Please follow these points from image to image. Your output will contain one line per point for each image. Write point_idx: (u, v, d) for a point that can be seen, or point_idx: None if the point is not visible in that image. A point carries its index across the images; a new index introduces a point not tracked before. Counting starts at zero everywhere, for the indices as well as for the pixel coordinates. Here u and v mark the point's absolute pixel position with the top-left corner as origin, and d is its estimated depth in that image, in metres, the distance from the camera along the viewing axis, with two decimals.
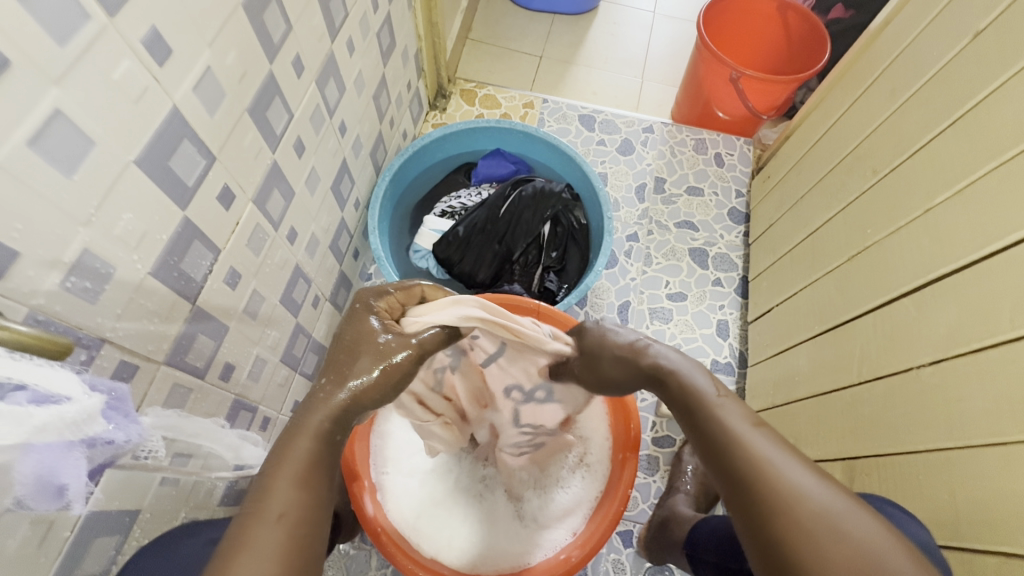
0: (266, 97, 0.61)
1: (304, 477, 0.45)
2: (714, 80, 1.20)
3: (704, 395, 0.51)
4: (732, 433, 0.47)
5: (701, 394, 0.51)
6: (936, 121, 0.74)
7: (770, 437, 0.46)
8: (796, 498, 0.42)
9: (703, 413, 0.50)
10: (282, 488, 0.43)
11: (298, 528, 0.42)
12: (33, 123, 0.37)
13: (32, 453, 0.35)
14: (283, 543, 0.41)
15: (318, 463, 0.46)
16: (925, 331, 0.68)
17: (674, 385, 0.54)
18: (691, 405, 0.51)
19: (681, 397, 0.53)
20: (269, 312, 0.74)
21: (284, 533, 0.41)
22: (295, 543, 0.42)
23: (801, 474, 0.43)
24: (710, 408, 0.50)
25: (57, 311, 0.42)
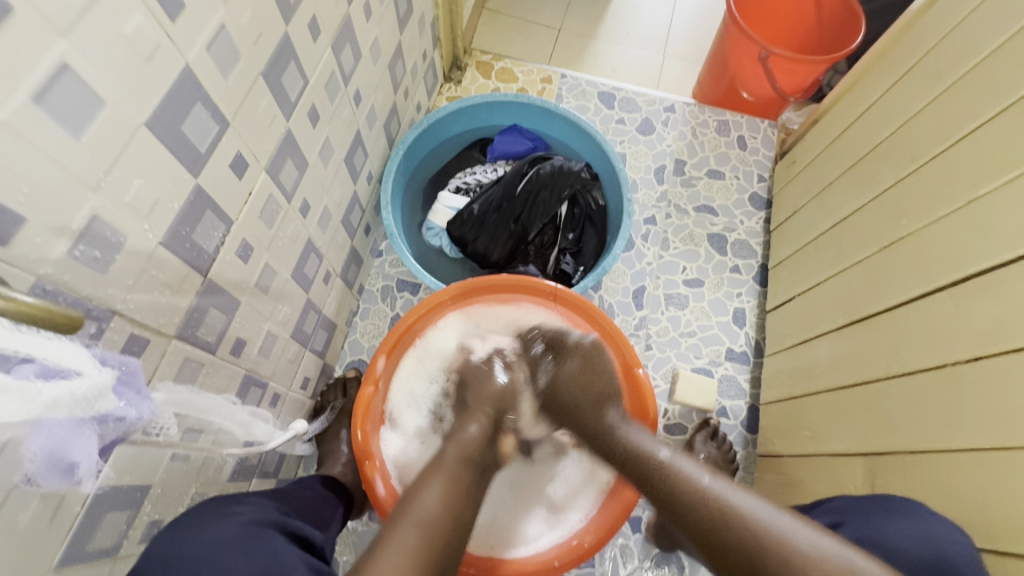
0: (281, 61, 0.58)
1: (448, 485, 0.59)
2: (741, 59, 1.15)
3: (659, 456, 0.62)
4: (688, 478, 0.57)
5: (652, 453, 0.63)
6: (984, 108, 0.70)
7: (726, 482, 0.56)
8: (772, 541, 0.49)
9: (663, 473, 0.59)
10: (429, 497, 0.57)
11: (430, 534, 0.53)
12: (39, 78, 0.34)
13: (43, 428, 0.34)
14: (416, 546, 0.51)
15: (457, 477, 0.60)
16: (962, 329, 0.65)
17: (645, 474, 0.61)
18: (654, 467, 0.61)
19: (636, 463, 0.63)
20: (281, 287, 0.72)
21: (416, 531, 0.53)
22: (426, 548, 0.52)
23: (764, 515, 0.52)
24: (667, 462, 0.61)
25: (65, 280, 0.40)
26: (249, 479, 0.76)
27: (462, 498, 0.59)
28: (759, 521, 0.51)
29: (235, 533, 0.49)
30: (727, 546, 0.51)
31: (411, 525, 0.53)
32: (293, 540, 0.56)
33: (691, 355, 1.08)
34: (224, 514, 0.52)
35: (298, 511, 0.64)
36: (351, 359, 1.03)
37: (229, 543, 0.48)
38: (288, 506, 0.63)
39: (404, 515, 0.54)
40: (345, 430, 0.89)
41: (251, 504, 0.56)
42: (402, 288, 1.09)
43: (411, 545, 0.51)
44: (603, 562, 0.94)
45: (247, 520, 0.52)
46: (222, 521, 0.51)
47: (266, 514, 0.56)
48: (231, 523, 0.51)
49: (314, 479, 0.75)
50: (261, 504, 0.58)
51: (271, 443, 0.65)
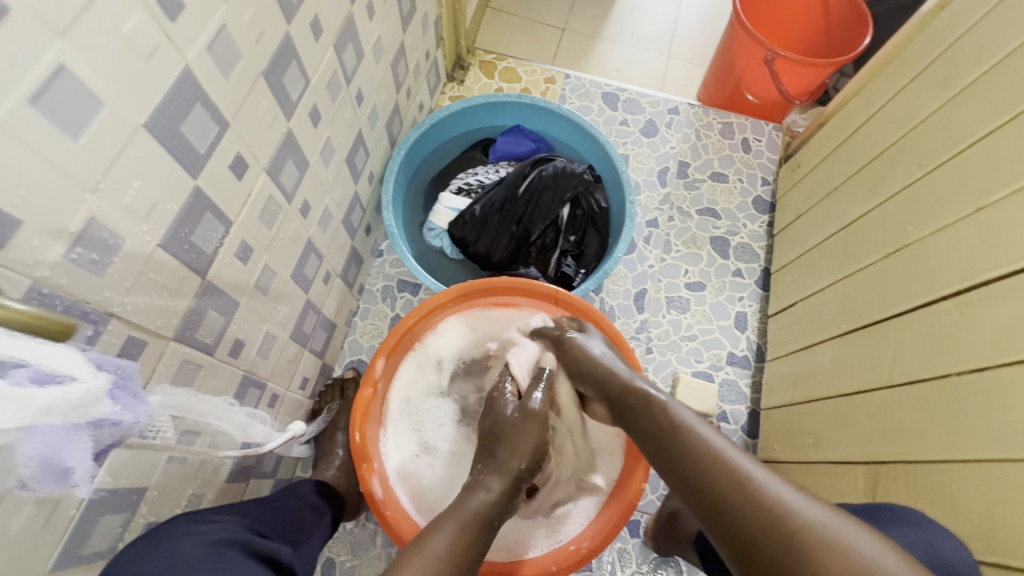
0: (283, 60, 0.58)
1: (460, 537, 0.55)
2: (747, 61, 1.14)
3: (683, 420, 0.57)
4: (703, 438, 0.54)
5: (680, 417, 0.57)
6: (996, 113, 0.69)
7: (743, 454, 0.51)
8: (786, 515, 0.44)
9: (685, 436, 0.55)
10: (436, 558, 0.52)
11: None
12: (36, 80, 0.33)
13: (36, 434, 0.33)
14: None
15: (472, 533, 0.55)
16: (973, 338, 0.64)
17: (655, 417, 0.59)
18: (671, 428, 0.57)
19: (662, 420, 0.58)
20: (280, 287, 0.72)
21: None
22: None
23: (780, 489, 0.46)
24: (689, 429, 0.55)
25: (62, 284, 0.39)
26: (247, 480, 0.76)
27: (476, 550, 0.55)
28: (773, 496, 0.46)
29: (193, 556, 0.49)
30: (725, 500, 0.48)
31: None
32: (260, 558, 0.55)
33: (692, 359, 1.08)
34: (186, 534, 0.51)
35: (273, 525, 0.63)
36: (351, 359, 1.03)
37: (186, 568, 0.47)
38: (263, 520, 0.62)
39: (409, 572, 0.51)
40: (342, 431, 0.90)
41: (219, 521, 0.55)
42: (402, 289, 1.09)
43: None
44: (601, 566, 0.94)
45: (208, 541, 0.51)
46: (182, 543, 0.50)
47: (234, 532, 0.55)
48: (189, 544, 0.50)
49: (308, 484, 0.76)
50: (232, 520, 0.57)
51: (269, 445, 0.66)
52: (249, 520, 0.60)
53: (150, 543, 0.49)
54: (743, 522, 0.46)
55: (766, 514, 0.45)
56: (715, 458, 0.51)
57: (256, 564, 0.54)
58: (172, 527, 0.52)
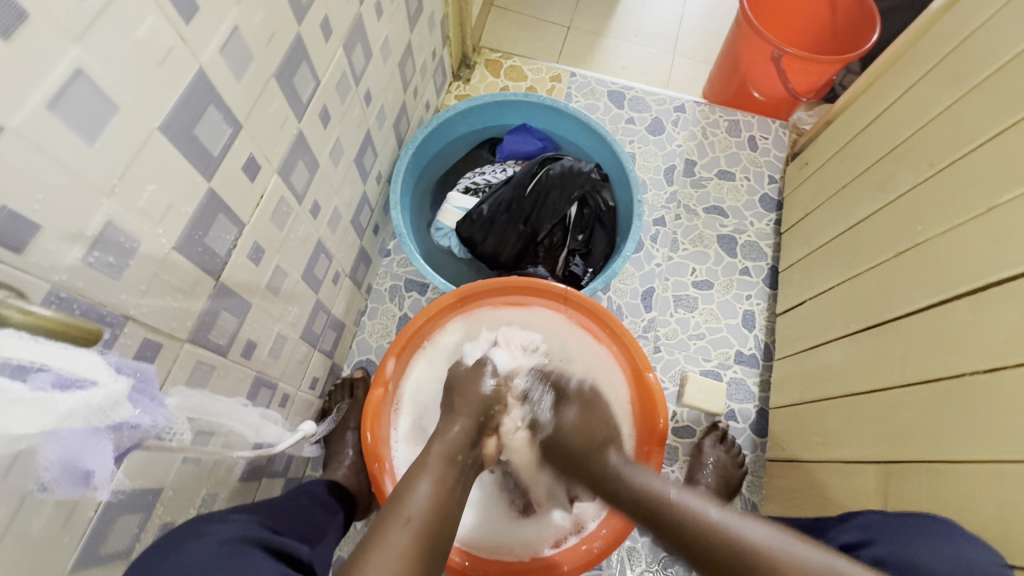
0: (293, 62, 0.57)
1: (439, 486, 0.57)
2: (753, 58, 1.13)
3: (661, 494, 0.60)
4: (690, 509, 0.57)
5: (661, 492, 0.60)
6: (1006, 112, 0.69)
7: (728, 512, 0.56)
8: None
9: (669, 516, 0.57)
10: (418, 499, 0.55)
11: (419, 536, 0.52)
12: (53, 84, 0.33)
13: (57, 438, 0.33)
14: (409, 547, 0.50)
15: (446, 479, 0.58)
16: (984, 336, 0.64)
17: (634, 498, 0.62)
18: (655, 504, 0.59)
19: (642, 504, 0.60)
20: (291, 288, 0.72)
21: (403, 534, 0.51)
22: (416, 549, 0.51)
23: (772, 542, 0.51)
24: (675, 502, 0.58)
25: (79, 286, 0.39)
26: (258, 480, 0.76)
27: (455, 493, 0.58)
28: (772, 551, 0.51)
29: (206, 554, 0.49)
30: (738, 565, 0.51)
31: (404, 528, 0.52)
32: (276, 555, 0.55)
33: (700, 358, 1.08)
34: (200, 534, 0.51)
35: (287, 523, 0.63)
36: (359, 359, 1.03)
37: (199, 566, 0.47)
38: (277, 519, 0.62)
39: (392, 515, 0.53)
40: (352, 431, 0.90)
41: (233, 521, 0.56)
42: (410, 288, 1.09)
43: (403, 548, 0.50)
44: (610, 565, 0.94)
45: (222, 539, 0.51)
46: (195, 542, 0.50)
47: (248, 530, 0.55)
48: (202, 543, 0.50)
49: (319, 485, 0.76)
50: (245, 519, 0.57)
51: (280, 446, 0.66)
52: (262, 518, 0.60)
53: (162, 548, 0.49)
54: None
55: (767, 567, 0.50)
56: (708, 529, 0.54)
57: (274, 559, 0.54)
58: (187, 529, 0.52)
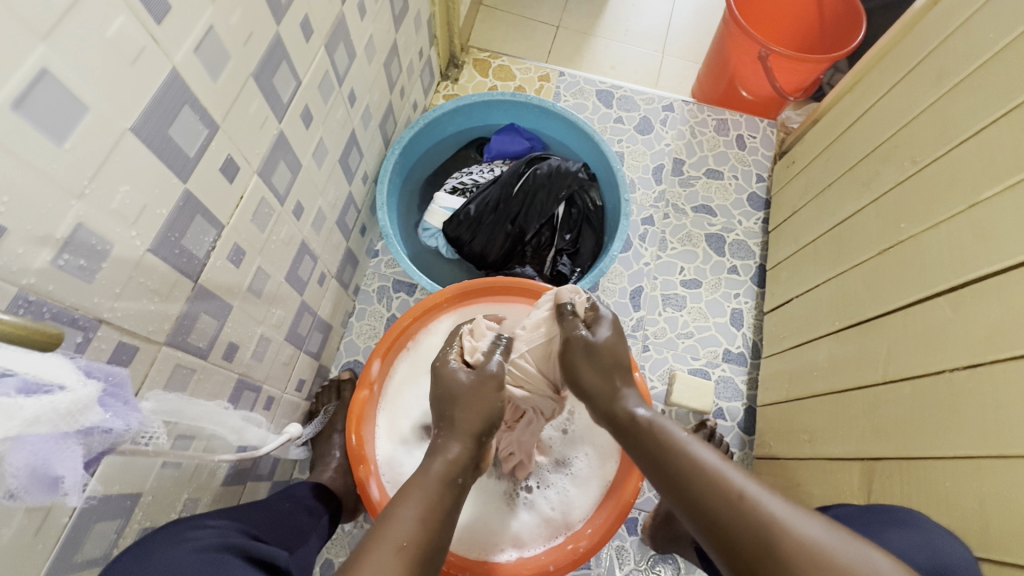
0: (273, 61, 0.57)
1: (428, 504, 0.53)
2: (741, 57, 1.14)
3: (675, 435, 0.56)
4: (699, 458, 0.52)
5: (676, 435, 0.56)
6: (989, 108, 0.69)
7: (738, 468, 0.51)
8: (782, 536, 0.44)
9: (676, 454, 0.54)
10: (407, 521, 0.51)
11: (409, 562, 0.48)
12: (18, 84, 0.33)
13: (26, 444, 0.33)
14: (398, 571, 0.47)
15: (436, 498, 0.54)
16: (967, 332, 0.64)
17: (650, 436, 0.58)
18: (664, 445, 0.56)
19: (652, 440, 0.57)
20: (274, 290, 0.72)
21: (397, 558, 0.47)
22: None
23: (773, 503, 0.47)
24: (684, 448, 0.54)
25: (50, 291, 0.39)
26: (243, 483, 0.76)
27: (444, 513, 0.54)
28: (767, 511, 0.46)
29: (186, 561, 0.48)
30: (732, 523, 0.47)
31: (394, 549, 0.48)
32: (255, 563, 0.55)
33: (689, 357, 1.08)
34: (177, 541, 0.51)
35: (269, 529, 0.63)
36: (347, 360, 1.03)
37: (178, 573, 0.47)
38: (259, 525, 0.62)
39: (381, 538, 0.49)
40: (338, 433, 0.89)
41: (213, 526, 0.55)
42: (398, 289, 1.09)
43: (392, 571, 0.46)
44: (598, 564, 0.94)
45: (202, 547, 0.51)
46: (173, 550, 0.49)
47: (227, 537, 0.55)
48: (183, 550, 0.50)
49: (304, 487, 0.76)
50: (226, 526, 0.57)
51: (264, 449, 0.66)
52: (245, 525, 0.60)
53: (140, 554, 0.48)
54: (739, 538, 0.46)
55: (756, 525, 0.46)
56: (709, 476, 0.50)
57: (253, 568, 0.53)
58: (167, 534, 0.51)
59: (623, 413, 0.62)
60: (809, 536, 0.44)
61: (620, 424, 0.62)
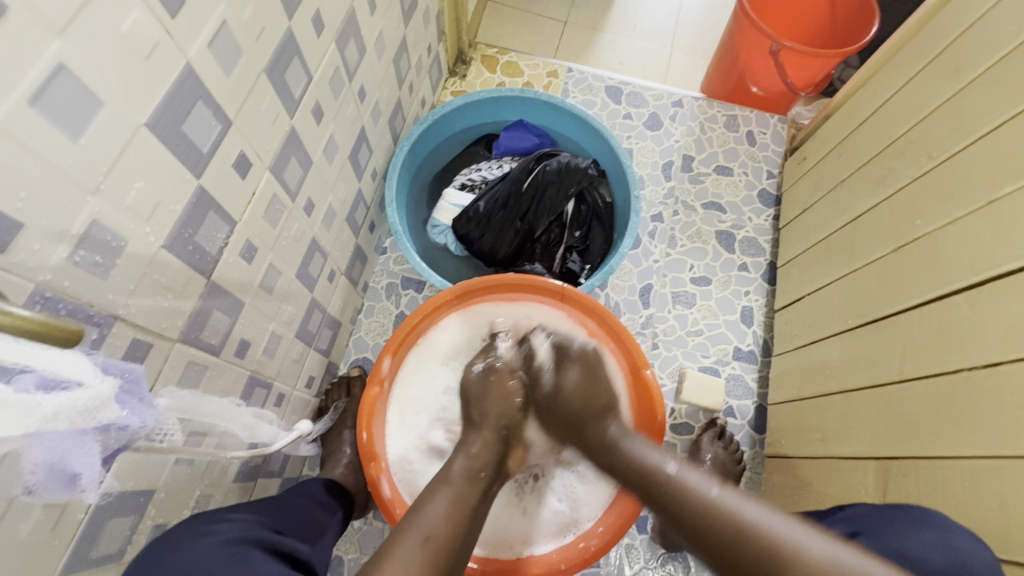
0: (284, 57, 0.57)
1: (456, 496, 0.57)
2: (752, 53, 1.13)
3: (661, 472, 0.58)
4: (694, 488, 0.55)
5: (661, 468, 0.59)
6: (1008, 103, 0.68)
7: (733, 494, 0.54)
8: (788, 556, 0.47)
9: (670, 490, 0.56)
10: (436, 515, 0.54)
11: (436, 552, 0.51)
12: (35, 79, 0.33)
13: (42, 440, 0.33)
14: (422, 561, 0.50)
15: (463, 492, 0.58)
16: (988, 329, 0.63)
17: (637, 478, 0.60)
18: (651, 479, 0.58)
19: (642, 477, 0.59)
20: (285, 287, 0.71)
21: (421, 548, 0.51)
22: (431, 565, 0.50)
23: (774, 525, 0.50)
24: (676, 479, 0.57)
25: (66, 286, 0.39)
26: (254, 480, 0.76)
27: (473, 505, 0.57)
28: (768, 534, 0.49)
29: (213, 556, 0.49)
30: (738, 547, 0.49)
31: (419, 541, 0.52)
32: (277, 555, 0.55)
33: (699, 355, 1.07)
34: (201, 534, 0.51)
35: (287, 523, 0.63)
36: (356, 357, 1.03)
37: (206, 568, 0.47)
38: (279, 519, 0.62)
39: (408, 530, 0.53)
40: (348, 430, 0.89)
41: (235, 520, 0.55)
42: (407, 286, 1.08)
43: (415, 560, 0.50)
44: (608, 562, 0.93)
45: (227, 540, 0.51)
46: (199, 542, 0.50)
47: (250, 530, 0.55)
48: (209, 543, 0.50)
49: (316, 484, 0.76)
50: (246, 519, 0.56)
51: (275, 445, 0.66)
52: (266, 519, 0.60)
53: (168, 546, 0.49)
54: (748, 563, 0.48)
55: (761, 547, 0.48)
56: (709, 506, 0.53)
57: (275, 561, 0.53)
58: (189, 528, 0.51)
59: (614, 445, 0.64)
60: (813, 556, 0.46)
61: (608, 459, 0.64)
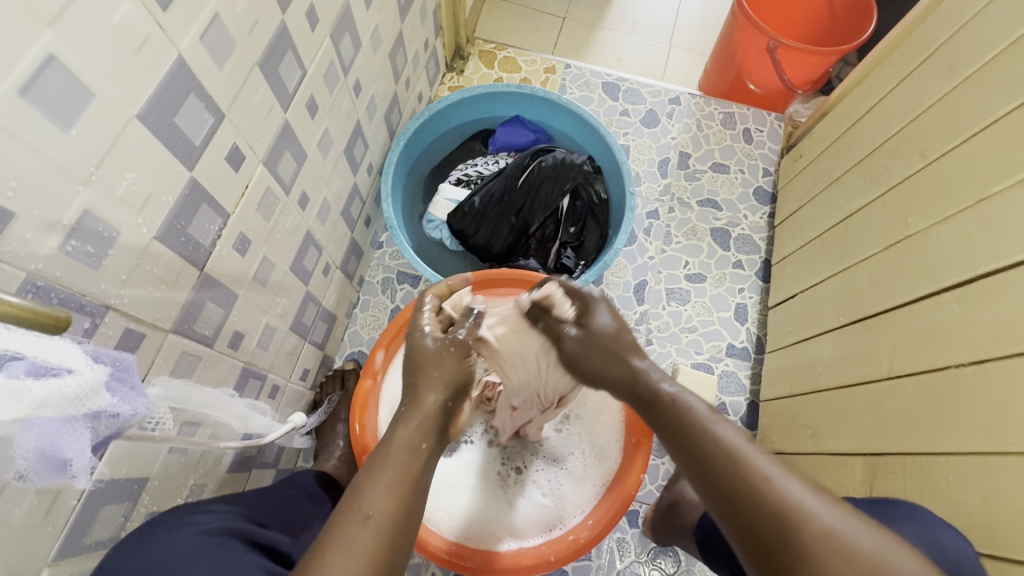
0: (278, 51, 0.57)
1: (402, 472, 0.49)
2: (749, 50, 1.13)
3: (699, 413, 0.51)
4: (724, 440, 0.49)
5: (695, 410, 0.52)
6: (999, 103, 0.68)
7: (761, 451, 0.48)
8: (803, 526, 0.42)
9: (697, 432, 0.50)
10: (379, 490, 0.48)
11: (379, 533, 0.45)
12: (26, 69, 0.33)
13: (33, 427, 0.33)
14: (365, 544, 0.44)
15: (411, 468, 0.50)
16: (976, 326, 0.64)
17: (666, 411, 0.53)
18: (680, 421, 0.52)
19: (673, 414, 0.53)
20: (279, 279, 0.72)
21: (363, 531, 0.45)
22: (373, 547, 0.44)
23: (798, 490, 0.44)
24: (706, 426, 0.50)
25: (58, 276, 0.40)
26: (248, 471, 0.76)
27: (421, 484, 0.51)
28: (793, 500, 0.43)
29: (190, 545, 0.49)
30: (756, 513, 0.44)
31: (361, 523, 0.45)
32: (258, 547, 0.56)
33: (692, 351, 1.08)
34: (181, 524, 0.52)
35: (272, 515, 0.64)
36: (351, 351, 1.03)
37: (178, 556, 0.48)
38: (262, 511, 0.63)
39: (350, 509, 0.46)
40: (342, 422, 0.90)
41: (215, 512, 0.56)
42: (402, 281, 1.09)
43: (358, 547, 0.44)
44: (599, 556, 0.94)
45: (207, 530, 0.52)
46: (177, 531, 0.50)
47: (229, 522, 0.55)
48: (187, 532, 0.51)
49: (308, 475, 0.76)
50: (227, 511, 0.57)
51: (269, 436, 0.66)
52: (248, 511, 0.60)
53: (148, 535, 0.50)
54: (761, 529, 0.43)
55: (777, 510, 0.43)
56: (733, 460, 0.47)
57: (254, 552, 0.54)
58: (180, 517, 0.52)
59: (645, 387, 0.56)
60: (830, 524, 0.42)
61: (638, 397, 0.56)
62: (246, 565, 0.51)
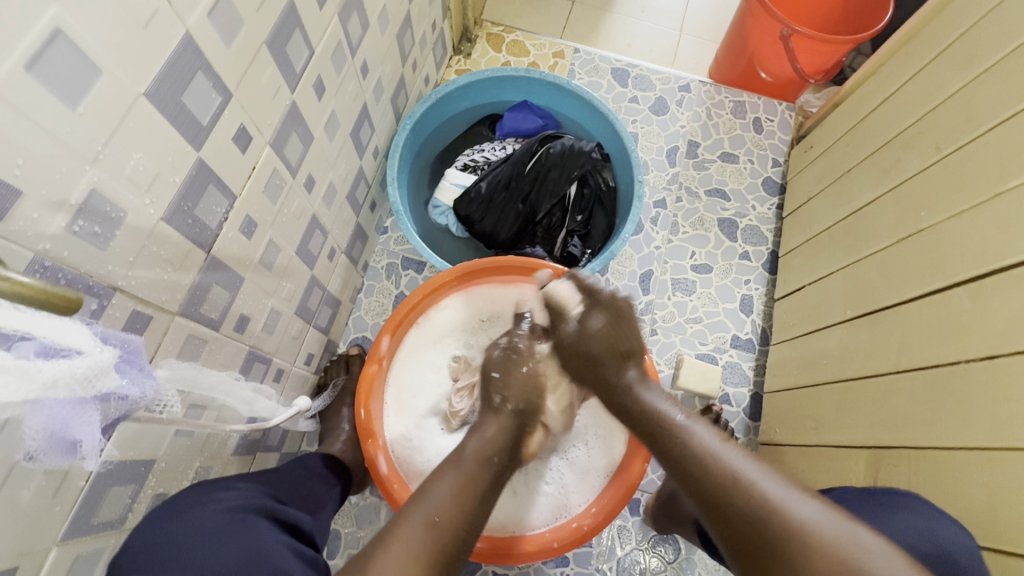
0: (285, 30, 0.56)
1: (463, 481, 0.55)
2: (762, 36, 1.10)
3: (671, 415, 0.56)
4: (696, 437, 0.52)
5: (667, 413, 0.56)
6: (1018, 95, 0.67)
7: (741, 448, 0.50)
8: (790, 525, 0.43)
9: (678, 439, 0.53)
10: (440, 498, 0.53)
11: (442, 538, 0.50)
12: (32, 44, 0.32)
13: (43, 408, 0.33)
14: (426, 545, 0.49)
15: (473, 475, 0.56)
16: (987, 322, 0.63)
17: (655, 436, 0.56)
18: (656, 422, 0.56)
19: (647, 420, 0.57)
20: (285, 263, 0.72)
21: (426, 532, 0.50)
22: (435, 550, 0.49)
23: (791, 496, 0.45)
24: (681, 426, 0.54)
25: (65, 256, 0.39)
26: (253, 454, 0.77)
27: (480, 495, 0.55)
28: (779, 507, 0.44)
29: (213, 522, 0.49)
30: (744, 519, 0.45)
31: (424, 522, 0.51)
32: (279, 524, 0.56)
33: (697, 342, 1.08)
34: (205, 500, 0.52)
35: (289, 494, 0.64)
36: (355, 336, 1.03)
37: (206, 534, 0.48)
38: (281, 490, 0.63)
39: (416, 511, 0.51)
40: (347, 407, 0.90)
41: (239, 488, 0.56)
42: (407, 266, 1.08)
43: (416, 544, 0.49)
44: (600, 542, 0.95)
45: (230, 507, 0.52)
46: (201, 509, 0.51)
47: (253, 499, 0.56)
48: (211, 510, 0.51)
49: (315, 458, 0.76)
50: (250, 488, 0.57)
51: (274, 420, 0.66)
52: (268, 488, 0.61)
53: (173, 511, 0.50)
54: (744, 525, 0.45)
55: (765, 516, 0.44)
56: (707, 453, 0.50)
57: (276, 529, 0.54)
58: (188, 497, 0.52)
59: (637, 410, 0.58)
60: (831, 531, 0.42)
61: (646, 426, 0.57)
62: (269, 540, 0.51)
